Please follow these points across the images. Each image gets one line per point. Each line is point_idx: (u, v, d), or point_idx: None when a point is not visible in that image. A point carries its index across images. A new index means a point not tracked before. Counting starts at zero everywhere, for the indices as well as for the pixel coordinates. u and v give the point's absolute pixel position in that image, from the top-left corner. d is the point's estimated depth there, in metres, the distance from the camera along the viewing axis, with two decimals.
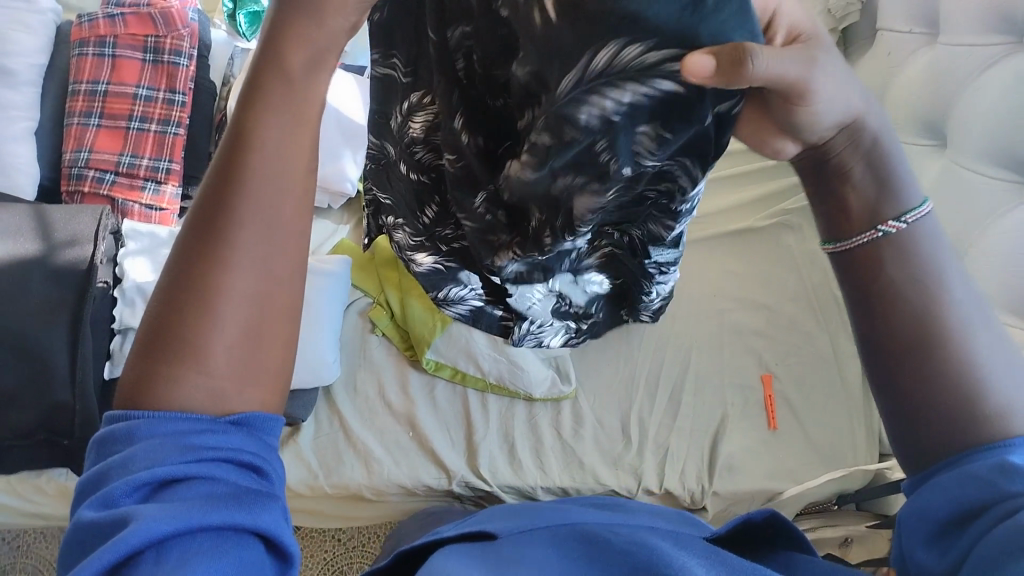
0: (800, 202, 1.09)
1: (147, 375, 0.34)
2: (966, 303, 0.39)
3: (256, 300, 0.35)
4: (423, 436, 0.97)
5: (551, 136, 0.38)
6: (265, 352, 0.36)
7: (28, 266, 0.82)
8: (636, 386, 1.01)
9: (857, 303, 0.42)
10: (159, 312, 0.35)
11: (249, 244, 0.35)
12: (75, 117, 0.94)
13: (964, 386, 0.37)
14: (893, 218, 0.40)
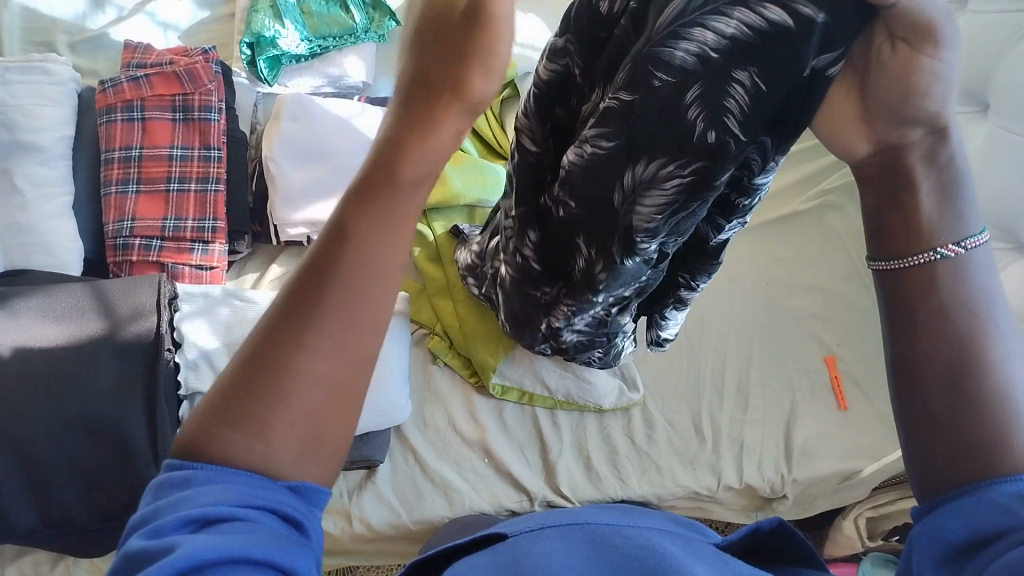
0: (840, 179, 1.10)
1: (206, 437, 0.34)
2: (1012, 337, 0.38)
3: (326, 387, 0.36)
4: (499, 461, 0.96)
5: (636, 82, 0.42)
6: (322, 439, 0.36)
7: (95, 345, 0.81)
8: (702, 383, 1.01)
9: (900, 318, 0.41)
10: (236, 378, 0.36)
11: (331, 322, 0.36)
12: (112, 186, 0.93)
13: (1002, 418, 0.36)
14: (952, 242, 0.39)
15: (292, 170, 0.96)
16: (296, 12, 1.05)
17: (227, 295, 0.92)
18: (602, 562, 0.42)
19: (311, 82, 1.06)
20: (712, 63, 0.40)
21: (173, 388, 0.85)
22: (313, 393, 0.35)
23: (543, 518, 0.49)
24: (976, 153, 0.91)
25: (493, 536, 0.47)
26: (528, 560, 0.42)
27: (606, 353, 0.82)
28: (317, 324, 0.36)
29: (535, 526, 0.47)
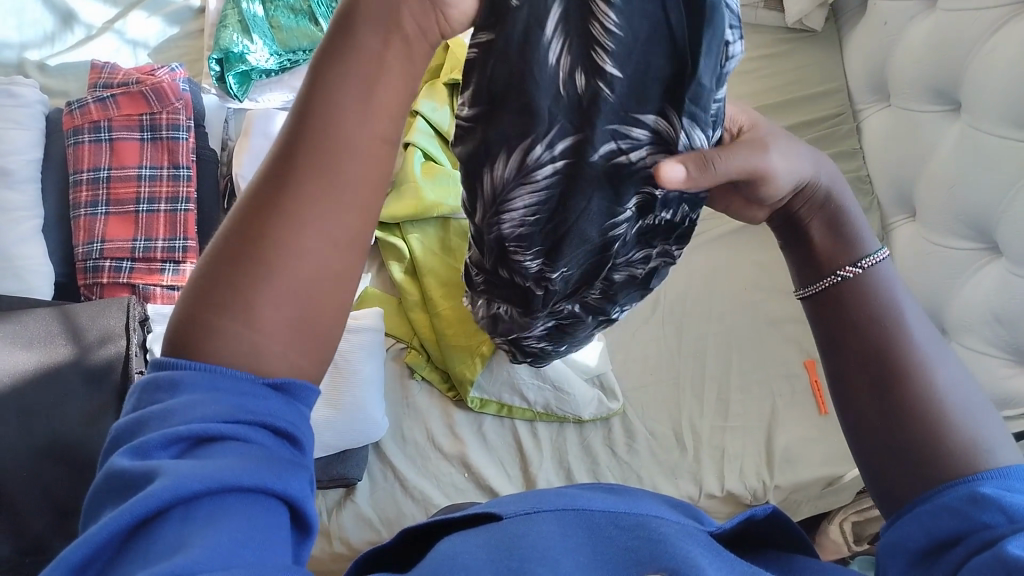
0: None
1: (194, 334, 0.35)
2: (926, 340, 0.44)
3: (310, 269, 0.35)
4: (479, 475, 0.95)
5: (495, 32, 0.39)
6: (308, 322, 0.35)
7: (63, 370, 0.81)
8: (682, 391, 1.01)
9: (829, 340, 0.46)
10: (217, 267, 0.35)
11: (317, 202, 0.35)
12: (81, 209, 0.92)
13: (931, 419, 0.40)
14: (849, 264, 0.46)
15: None
16: (265, 27, 1.05)
17: None
18: (605, 554, 0.42)
19: (282, 96, 1.06)
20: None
21: None
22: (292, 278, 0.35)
23: (539, 499, 0.49)
24: (948, 154, 0.91)
25: (488, 515, 0.47)
26: (524, 543, 0.42)
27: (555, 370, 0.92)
28: (305, 205, 0.35)
29: (530, 508, 0.46)
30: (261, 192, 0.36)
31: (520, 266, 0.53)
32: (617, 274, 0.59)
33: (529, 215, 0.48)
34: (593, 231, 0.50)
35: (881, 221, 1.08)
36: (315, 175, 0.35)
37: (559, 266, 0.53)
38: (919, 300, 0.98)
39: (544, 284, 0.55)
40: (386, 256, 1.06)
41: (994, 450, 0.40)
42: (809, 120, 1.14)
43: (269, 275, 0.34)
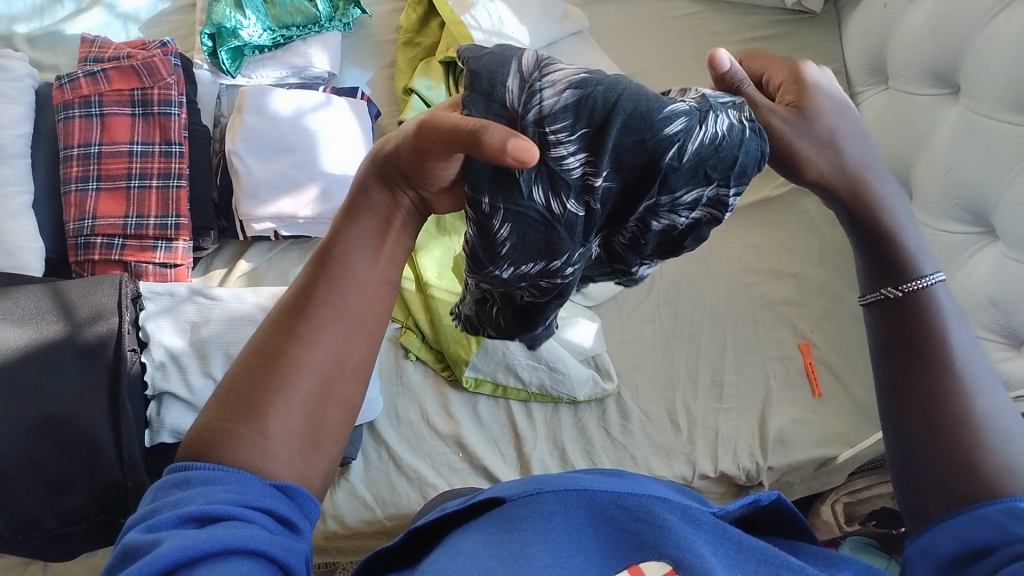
0: None
1: (213, 445, 0.42)
2: (975, 365, 0.47)
3: (320, 377, 0.45)
4: (474, 455, 0.95)
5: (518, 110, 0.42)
6: (315, 423, 0.45)
7: (55, 349, 0.80)
8: (677, 373, 1.01)
9: (883, 349, 0.50)
10: (238, 385, 0.44)
11: (327, 338, 0.46)
12: (71, 185, 0.91)
13: (967, 439, 0.44)
14: (915, 279, 0.49)
15: (257, 164, 0.95)
16: (258, 2, 1.03)
17: (191, 293, 0.91)
18: (605, 542, 0.42)
19: (275, 73, 1.04)
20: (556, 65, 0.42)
21: (139, 388, 0.84)
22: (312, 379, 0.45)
23: (543, 480, 0.49)
24: (945, 139, 0.90)
25: (494, 499, 0.47)
26: (527, 529, 0.42)
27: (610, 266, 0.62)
28: (313, 336, 0.46)
29: (534, 489, 0.46)
30: (271, 331, 0.46)
31: (520, 242, 0.48)
32: (658, 224, 0.50)
33: (572, 153, 0.43)
34: (640, 154, 0.43)
35: None
36: (325, 314, 0.47)
37: (595, 171, 0.44)
38: None
39: (556, 246, 0.48)
40: None
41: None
42: None
43: (285, 389, 0.44)
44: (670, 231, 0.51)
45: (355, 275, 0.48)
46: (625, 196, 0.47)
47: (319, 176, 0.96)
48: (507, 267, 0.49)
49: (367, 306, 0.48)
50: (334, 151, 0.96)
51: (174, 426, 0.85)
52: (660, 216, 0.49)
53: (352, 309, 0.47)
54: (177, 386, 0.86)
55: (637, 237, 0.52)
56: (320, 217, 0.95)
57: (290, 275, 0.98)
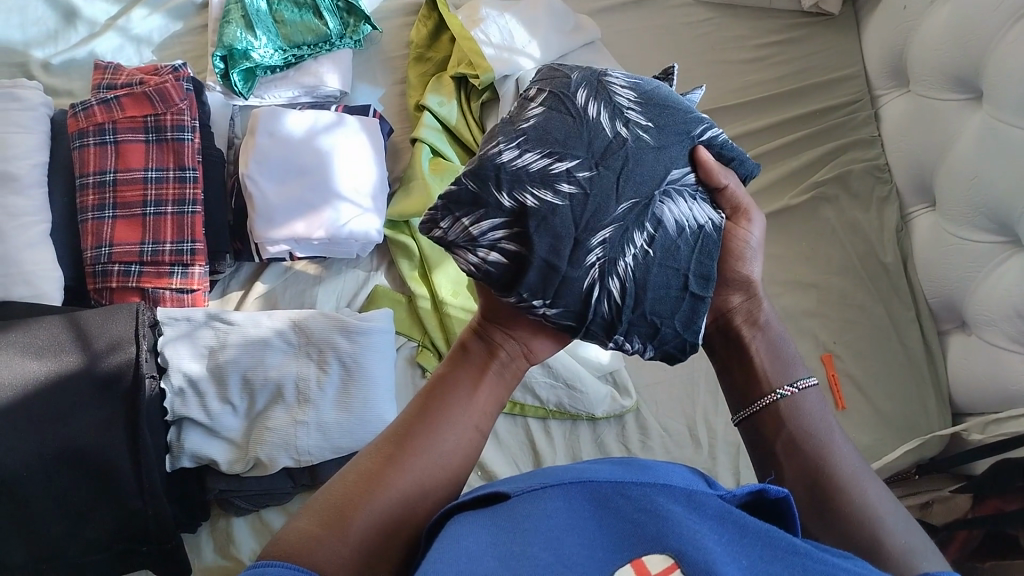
0: (832, 172, 1.08)
1: (296, 537, 0.45)
2: (854, 465, 0.53)
3: (390, 519, 0.48)
4: (492, 473, 0.94)
5: (559, 108, 0.53)
6: (378, 554, 0.46)
7: (75, 381, 0.80)
8: (696, 386, 1.00)
9: (765, 455, 0.56)
10: (338, 497, 0.48)
11: (424, 466, 0.51)
12: (88, 213, 0.92)
13: (870, 531, 0.49)
14: (785, 385, 0.56)
15: (269, 186, 0.95)
16: (269, 22, 1.03)
17: (208, 318, 0.91)
18: (611, 527, 0.41)
19: (288, 92, 1.04)
20: (620, 83, 0.55)
21: (159, 414, 0.86)
22: (387, 514, 0.48)
23: (550, 474, 0.48)
24: (968, 146, 0.88)
25: (496, 495, 0.45)
26: (528, 524, 0.41)
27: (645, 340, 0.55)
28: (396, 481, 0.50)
29: (538, 484, 0.45)
30: (377, 453, 0.52)
31: (543, 130, 0.52)
32: (664, 221, 0.53)
33: (629, 108, 0.54)
34: (662, 150, 0.53)
35: (899, 210, 1.06)
36: (432, 438, 0.53)
37: (631, 128, 0.53)
38: (943, 292, 0.97)
39: (571, 142, 0.51)
40: (393, 253, 1.02)
41: (927, 557, 0.48)
42: (824, 108, 1.12)
43: (378, 499, 0.48)
44: (674, 241, 0.53)
45: (458, 416, 0.55)
46: (652, 169, 0.53)
47: (330, 198, 0.95)
48: (511, 172, 0.51)
49: (459, 449, 0.54)
50: (345, 176, 0.96)
51: (194, 450, 0.87)
52: (673, 202, 0.53)
53: (452, 445, 0.53)
54: (196, 411, 0.87)
55: (633, 289, 0.53)
56: (336, 239, 0.95)
57: (306, 297, 0.99)
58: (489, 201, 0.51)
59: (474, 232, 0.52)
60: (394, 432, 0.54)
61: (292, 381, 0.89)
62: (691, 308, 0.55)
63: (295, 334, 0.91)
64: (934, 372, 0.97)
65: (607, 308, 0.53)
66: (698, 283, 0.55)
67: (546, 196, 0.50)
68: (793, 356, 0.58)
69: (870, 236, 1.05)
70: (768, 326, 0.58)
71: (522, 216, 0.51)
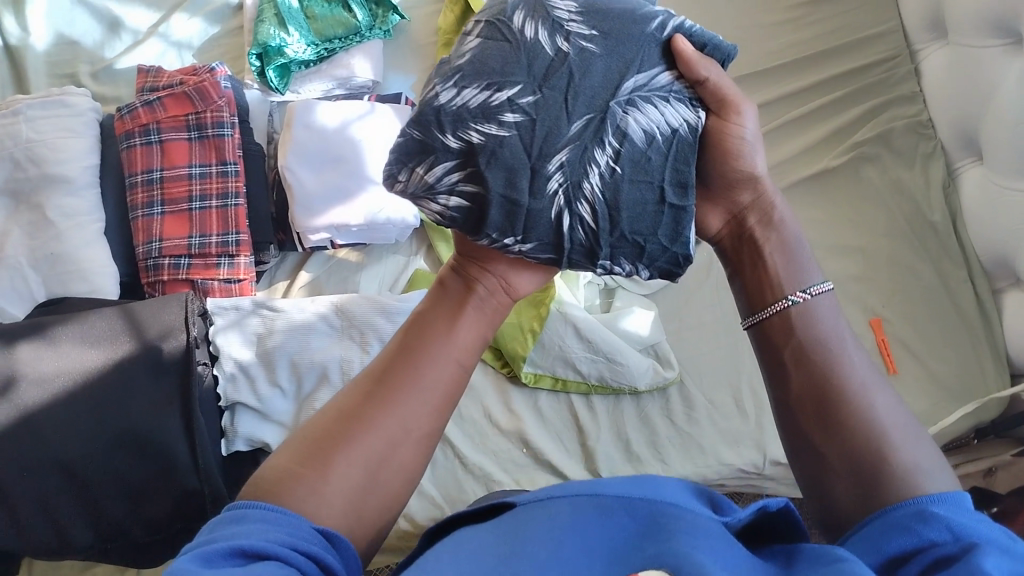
0: (874, 130, 1.05)
1: (277, 481, 0.49)
2: (864, 375, 0.53)
3: (364, 462, 0.51)
4: (538, 450, 0.95)
5: (494, 35, 0.52)
6: (355, 498, 0.51)
7: (129, 365, 0.84)
8: (741, 356, 0.99)
9: (773, 361, 0.56)
10: (317, 439, 0.52)
11: (398, 407, 0.53)
12: (138, 210, 0.96)
13: (874, 441, 0.50)
14: (798, 291, 0.56)
15: (307, 175, 0.97)
16: (301, 18, 1.05)
17: (256, 306, 0.93)
18: (611, 533, 0.41)
19: (322, 85, 1.07)
20: None
21: (212, 399, 0.90)
22: (363, 455, 0.51)
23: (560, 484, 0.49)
24: (1012, 92, 0.85)
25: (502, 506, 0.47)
26: (526, 531, 0.42)
27: (634, 258, 0.57)
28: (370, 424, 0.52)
29: (544, 495, 0.46)
30: (356, 392, 0.55)
31: (478, 62, 0.52)
32: (629, 131, 0.53)
33: (569, 19, 0.52)
34: (612, 58, 0.52)
35: (945, 166, 1.02)
36: (410, 376, 0.54)
37: (573, 38, 0.52)
38: (995, 248, 0.94)
39: (510, 68, 0.51)
40: (431, 237, 1.03)
41: (931, 474, 0.49)
42: (863, 65, 1.09)
43: (353, 443, 0.52)
44: (643, 152, 0.53)
45: (441, 349, 0.56)
46: (602, 79, 0.52)
47: (351, 171, 0.97)
48: (452, 113, 0.51)
49: (438, 385, 0.55)
50: (366, 147, 0.98)
51: (248, 434, 0.90)
52: (637, 110, 0.53)
53: (431, 380, 0.55)
54: (247, 396, 0.91)
55: (606, 211, 0.54)
56: (373, 224, 0.97)
57: (349, 283, 1.01)
58: (436, 145, 0.52)
59: (429, 180, 0.53)
60: (373, 370, 0.56)
61: (337, 363, 0.92)
62: (674, 220, 0.55)
63: (338, 318, 0.93)
64: (990, 332, 0.95)
65: (582, 235, 0.54)
66: (676, 193, 0.55)
67: (490, 130, 0.51)
68: (807, 260, 0.58)
69: (917, 194, 1.02)
70: (784, 225, 0.58)
71: (472, 155, 0.52)
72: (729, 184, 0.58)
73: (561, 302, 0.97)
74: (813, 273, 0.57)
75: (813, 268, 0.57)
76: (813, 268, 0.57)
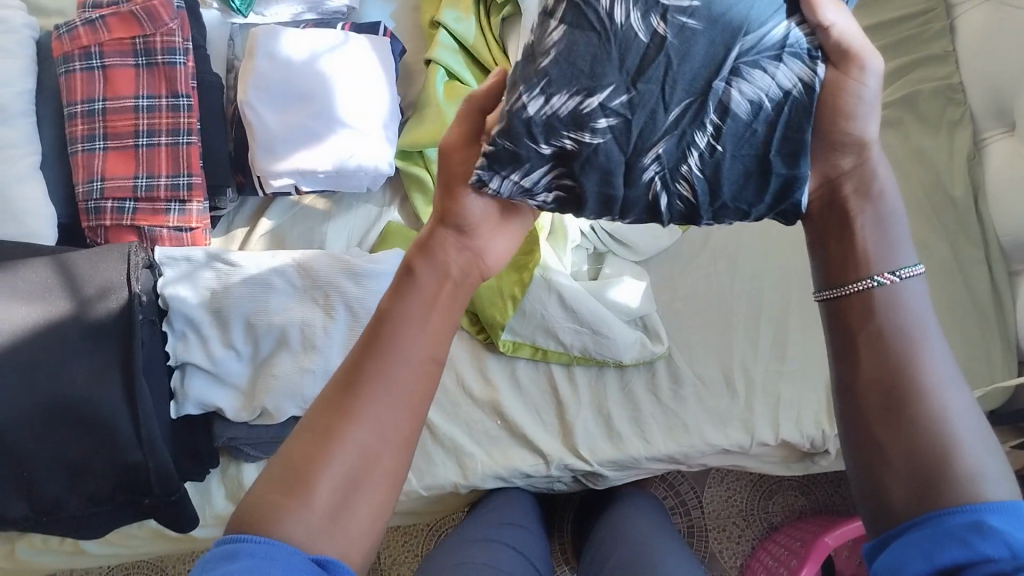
0: (899, 93, 0.98)
1: (261, 511, 0.48)
2: (943, 368, 0.49)
3: (349, 466, 0.49)
4: (512, 423, 0.89)
5: (580, 23, 0.48)
6: (349, 506, 0.49)
7: (63, 327, 0.76)
8: (735, 332, 0.92)
9: (842, 346, 0.52)
10: (296, 454, 0.50)
11: (371, 407, 0.51)
12: (77, 144, 0.86)
13: (941, 443, 0.47)
14: (887, 272, 0.51)
15: (270, 114, 0.87)
16: None
17: (209, 258, 0.85)
18: None
19: (290, 9, 0.95)
20: None
21: (161, 358, 0.83)
22: (344, 461, 0.49)
23: None
24: None
25: None
26: None
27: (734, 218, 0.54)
28: (350, 425, 0.50)
29: None
30: (327, 397, 0.51)
31: (564, 62, 0.48)
32: (732, 101, 0.48)
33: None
34: (717, 33, 0.47)
35: (972, 135, 0.94)
36: (379, 369, 0.52)
37: (671, 19, 0.47)
38: (1016, 231, 0.87)
39: (598, 69, 0.48)
40: (407, 187, 0.94)
41: (991, 481, 0.46)
42: (894, 19, 1.00)
43: (332, 462, 0.49)
44: (748, 125, 0.49)
45: (410, 339, 0.53)
46: (701, 61, 0.48)
47: (323, 112, 0.87)
48: (536, 115, 0.49)
49: (415, 379, 0.52)
50: (344, 86, 0.87)
51: (199, 397, 0.83)
52: (740, 81, 0.48)
53: (400, 374, 0.52)
54: (199, 356, 0.83)
55: (710, 185, 0.51)
56: (342, 172, 0.87)
57: (315, 235, 0.93)
58: (529, 154, 0.50)
59: (525, 184, 0.52)
60: (345, 369, 0.52)
61: (297, 326, 0.84)
62: (784, 185, 0.51)
63: (300, 276, 0.85)
64: (1001, 318, 0.89)
65: (681, 206, 0.52)
66: (785, 162, 0.50)
67: (583, 138, 0.49)
68: (897, 235, 0.53)
69: (938, 165, 0.94)
70: (880, 199, 0.53)
71: (565, 159, 0.50)
72: (834, 151, 0.52)
73: (547, 268, 0.89)
74: (906, 255, 0.52)
75: (902, 247, 0.52)
76: (904, 242, 0.53)
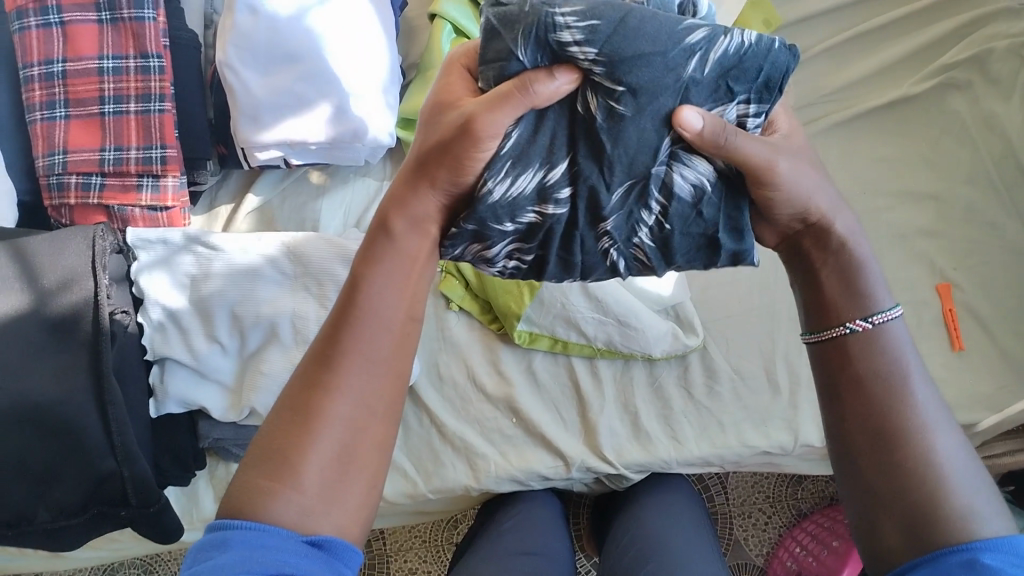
0: (968, 51, 0.85)
1: (244, 497, 0.43)
2: (931, 410, 0.47)
3: (338, 439, 0.45)
4: (529, 422, 0.81)
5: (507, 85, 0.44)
6: (340, 487, 0.44)
7: (21, 323, 0.67)
8: (778, 320, 0.83)
9: (829, 390, 0.49)
10: (274, 432, 0.45)
11: (353, 376, 0.46)
12: (36, 112, 0.76)
13: (930, 485, 0.44)
14: (860, 318, 0.49)
15: (253, 79, 0.76)
16: None
17: (188, 241, 0.75)
18: None
19: None
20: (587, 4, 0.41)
21: (136, 352, 0.73)
22: (334, 436, 0.45)
23: None
24: None
25: None
26: None
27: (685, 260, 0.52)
28: (331, 401, 0.45)
29: None
30: (302, 374, 0.47)
31: (519, 151, 0.46)
32: (675, 189, 0.48)
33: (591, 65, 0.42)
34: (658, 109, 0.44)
35: None
36: (357, 339, 0.47)
37: (607, 99, 0.43)
38: None
39: (553, 147, 0.46)
40: (409, 157, 0.84)
41: (987, 519, 0.43)
42: None
43: (318, 438, 0.44)
44: (694, 206, 0.49)
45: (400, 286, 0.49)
46: (643, 139, 0.45)
47: (313, 77, 0.76)
48: (494, 193, 0.47)
49: (391, 339, 0.48)
50: (339, 46, 0.75)
51: (181, 396, 0.74)
52: (682, 165, 0.47)
53: (378, 331, 0.47)
54: (179, 351, 0.74)
55: (659, 248, 0.51)
56: (337, 141, 0.78)
57: (308, 213, 0.83)
58: (493, 234, 0.49)
59: (488, 255, 0.51)
60: (318, 345, 0.48)
61: (288, 319, 0.74)
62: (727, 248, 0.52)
63: (290, 262, 0.76)
64: None
65: (637, 264, 0.53)
66: (730, 233, 0.51)
67: (548, 211, 0.48)
68: (870, 276, 0.50)
69: (1012, 133, 0.82)
70: (845, 247, 0.50)
71: (531, 232, 0.50)
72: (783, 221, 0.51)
73: None
74: (883, 302, 0.49)
75: (879, 285, 0.50)
76: (878, 278, 0.51)
